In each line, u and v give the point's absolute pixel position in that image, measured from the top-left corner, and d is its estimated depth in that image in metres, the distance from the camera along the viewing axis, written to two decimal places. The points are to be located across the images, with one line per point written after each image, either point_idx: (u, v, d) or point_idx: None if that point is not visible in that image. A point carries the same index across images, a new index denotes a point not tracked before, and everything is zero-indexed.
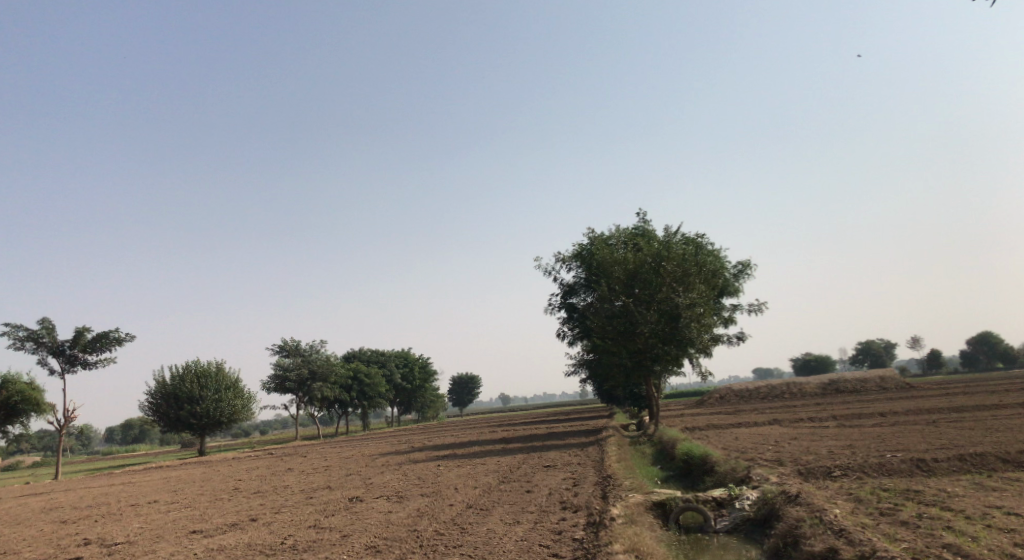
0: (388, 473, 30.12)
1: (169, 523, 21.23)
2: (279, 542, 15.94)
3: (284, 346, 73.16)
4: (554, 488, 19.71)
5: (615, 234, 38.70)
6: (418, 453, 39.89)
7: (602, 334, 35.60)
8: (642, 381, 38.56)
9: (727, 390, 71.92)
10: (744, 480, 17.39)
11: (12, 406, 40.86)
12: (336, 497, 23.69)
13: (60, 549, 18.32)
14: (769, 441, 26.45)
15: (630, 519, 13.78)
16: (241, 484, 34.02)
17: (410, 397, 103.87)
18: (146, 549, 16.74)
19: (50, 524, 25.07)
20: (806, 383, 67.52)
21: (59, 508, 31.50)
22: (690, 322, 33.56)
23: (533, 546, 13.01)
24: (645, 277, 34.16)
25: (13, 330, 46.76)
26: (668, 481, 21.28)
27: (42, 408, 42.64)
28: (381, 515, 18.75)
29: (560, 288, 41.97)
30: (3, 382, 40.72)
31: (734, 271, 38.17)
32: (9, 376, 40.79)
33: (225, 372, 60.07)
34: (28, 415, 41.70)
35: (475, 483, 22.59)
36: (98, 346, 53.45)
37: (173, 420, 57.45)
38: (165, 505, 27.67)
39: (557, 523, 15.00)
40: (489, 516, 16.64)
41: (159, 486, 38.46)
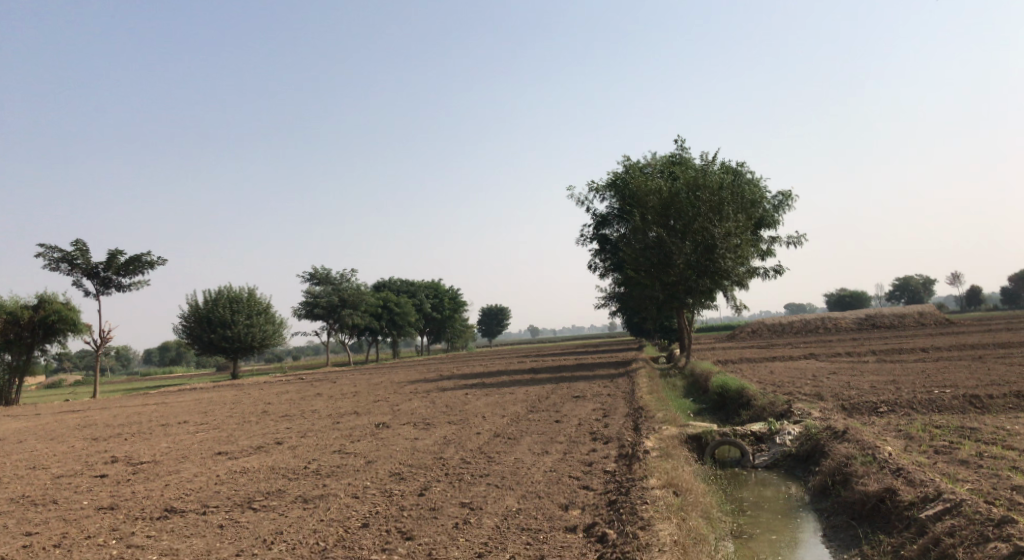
0: (416, 400, 29.89)
1: (195, 444, 21.13)
2: (302, 466, 15.56)
3: (315, 274, 73.40)
4: (584, 419, 19.15)
5: (650, 163, 37.40)
6: (446, 381, 39.74)
7: (635, 266, 34.65)
8: (675, 313, 37.78)
9: (759, 324, 70.99)
10: (785, 414, 16.64)
11: (49, 326, 41.28)
12: (363, 423, 23.47)
13: (88, 466, 18.26)
14: (808, 375, 25.65)
15: (665, 452, 13.12)
16: (270, 407, 34.20)
17: (440, 327, 104.30)
18: (170, 470, 16.52)
19: (81, 441, 25.28)
20: (841, 318, 66.29)
21: (93, 426, 31.94)
22: (726, 253, 32.37)
23: (562, 477, 12.43)
24: (681, 207, 32.92)
25: (47, 251, 47.03)
26: (702, 414, 20.61)
27: (78, 328, 43.09)
28: (407, 441, 18.37)
29: (592, 219, 40.92)
30: (39, 302, 41.03)
31: (774, 202, 36.78)
32: (45, 296, 41.10)
33: (256, 298, 60.34)
34: (66, 335, 42.16)
35: (503, 412, 22.16)
36: (132, 269, 53.78)
37: (207, 343, 58.08)
38: (194, 426, 27.76)
39: (587, 454, 14.43)
40: (516, 446, 16.11)
41: (192, 407, 38.87)
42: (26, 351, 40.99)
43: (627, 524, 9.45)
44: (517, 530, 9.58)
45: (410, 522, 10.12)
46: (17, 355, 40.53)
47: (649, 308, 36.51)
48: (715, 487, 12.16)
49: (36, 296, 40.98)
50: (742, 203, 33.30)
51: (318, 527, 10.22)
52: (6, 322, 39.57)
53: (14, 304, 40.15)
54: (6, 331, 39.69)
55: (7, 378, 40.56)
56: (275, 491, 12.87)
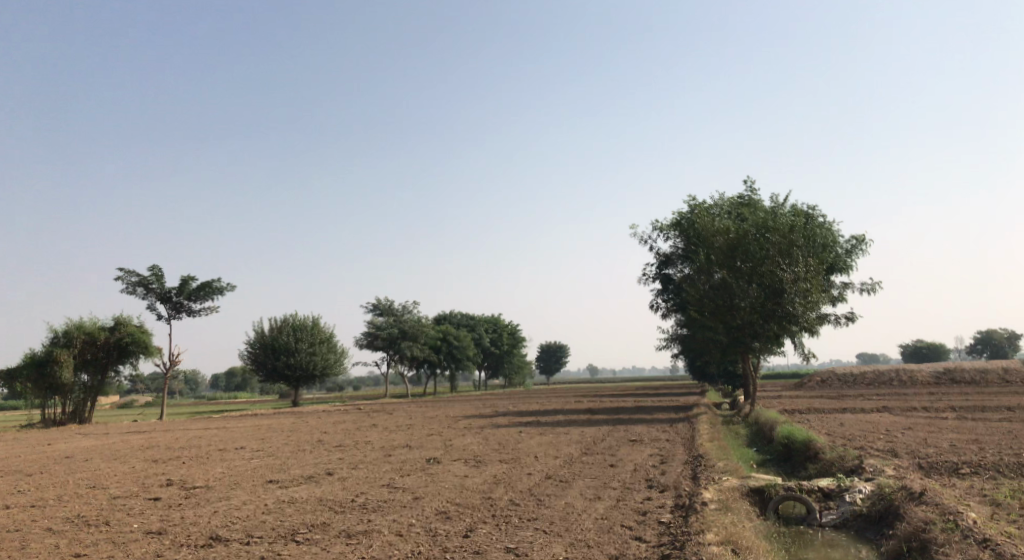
0: (470, 436, 29.55)
1: (249, 471, 21.16)
2: (349, 499, 15.32)
3: (378, 305, 74.21)
4: (640, 465, 18.50)
5: (717, 203, 36.67)
6: (502, 418, 39.30)
7: (699, 307, 33.82)
8: (739, 357, 36.67)
9: (829, 373, 68.59)
10: (855, 470, 15.70)
11: (124, 347, 42.47)
12: (415, 457, 23.21)
13: (143, 488, 18.40)
14: (879, 429, 24.42)
15: (725, 506, 12.42)
16: (326, 436, 34.30)
17: (499, 362, 104.07)
18: (221, 496, 16.49)
19: (142, 462, 25.66)
20: (916, 371, 63.55)
21: (155, 447, 32.52)
22: (795, 298, 31.26)
23: (613, 526, 11.87)
24: (748, 249, 32.08)
25: (125, 275, 48.68)
26: (766, 465, 19.70)
27: (150, 350, 44.22)
28: (457, 478, 18.00)
29: (655, 258, 40.27)
30: (115, 324, 42.30)
31: (847, 247, 35.56)
32: (121, 319, 42.36)
33: (321, 327, 61.14)
34: (139, 357, 43.29)
35: (556, 453, 21.61)
36: (203, 295, 55.20)
37: (271, 370, 59.05)
38: (250, 452, 27.98)
39: (641, 502, 13.81)
40: (568, 490, 15.58)
41: (252, 433, 39.33)
42: (101, 372, 42.27)
43: None
44: None
45: None
46: (92, 374, 41.83)
47: (713, 351, 35.51)
48: (777, 545, 11.43)
49: (113, 319, 42.30)
50: (813, 247, 32.25)
51: None
52: (83, 342, 40.91)
53: (91, 325, 41.53)
54: (82, 351, 41.03)
55: (81, 396, 41.86)
56: (320, 524, 12.64)
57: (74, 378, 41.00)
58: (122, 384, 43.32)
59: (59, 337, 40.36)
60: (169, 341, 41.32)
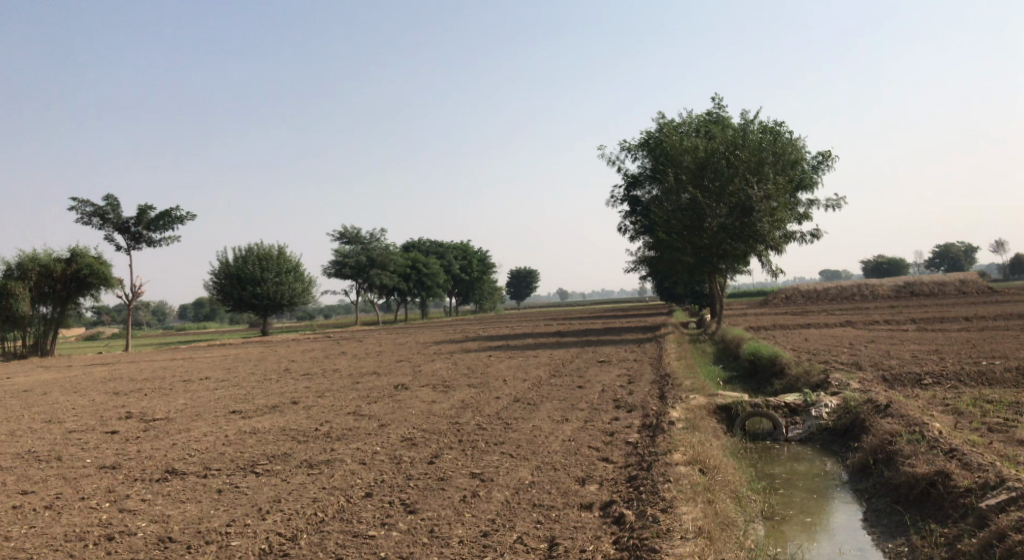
0: (438, 361, 29.36)
1: (212, 402, 20.77)
2: (313, 428, 15.03)
3: (345, 233, 73.18)
4: (607, 386, 18.42)
5: (686, 121, 36.10)
6: (471, 343, 39.20)
7: (668, 228, 33.58)
8: (707, 277, 36.73)
9: (793, 290, 69.51)
10: (821, 385, 15.73)
11: (81, 279, 41.32)
12: (382, 383, 22.97)
13: (102, 421, 17.94)
14: (844, 343, 24.62)
15: (693, 424, 12.30)
16: (294, 365, 34.00)
17: (468, 289, 104.10)
18: (182, 428, 16.10)
19: (103, 395, 25.17)
20: (877, 285, 64.61)
21: (119, 379, 32.01)
22: (763, 216, 31.08)
23: (581, 448, 11.73)
24: (717, 166, 31.68)
25: (79, 205, 47.10)
26: (732, 383, 19.78)
27: (110, 282, 43.17)
28: (424, 404, 17.81)
29: (623, 179, 39.81)
30: (71, 255, 41.02)
31: (814, 163, 35.36)
32: (77, 250, 41.06)
33: (286, 256, 60.17)
34: (99, 289, 42.23)
35: (524, 376, 21.47)
36: (162, 224, 53.79)
37: (238, 300, 58.26)
38: (216, 382, 27.56)
39: (609, 423, 13.70)
40: (536, 412, 15.41)
41: (218, 363, 38.83)
42: (59, 304, 41.25)
43: (648, 505, 8.69)
44: (527, 507, 8.91)
45: (415, 494, 9.50)
46: (50, 306, 40.83)
47: (681, 272, 35.48)
48: (745, 462, 11.36)
49: (69, 250, 40.98)
50: (782, 164, 31.94)
51: (318, 497, 9.65)
52: (38, 275, 39.70)
53: (47, 257, 40.24)
54: (39, 284, 39.86)
55: (40, 329, 40.98)
56: (280, 454, 12.33)
57: (31, 310, 40.00)
58: (82, 316, 42.39)
59: (13, 269, 39.11)
60: (130, 272, 40.26)
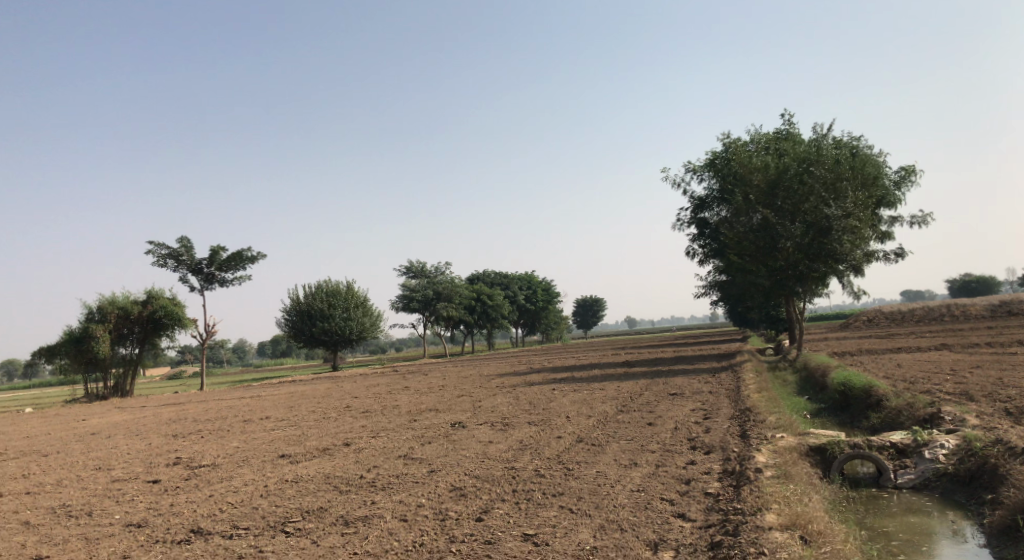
0: (501, 396, 27.94)
1: (264, 445, 19.79)
2: (358, 476, 13.78)
3: (411, 267, 72.97)
4: (680, 422, 16.73)
5: (754, 139, 34.28)
6: (537, 375, 37.74)
7: (739, 250, 31.73)
8: (783, 300, 34.49)
9: (876, 311, 65.85)
10: (930, 420, 13.74)
11: (157, 320, 41.58)
12: (439, 422, 21.71)
13: (148, 469, 17.07)
14: (944, 369, 22.28)
15: (784, 472, 10.56)
16: (354, 402, 33.09)
17: (535, 319, 102.76)
18: (224, 476, 15.10)
19: (161, 438, 24.54)
20: (968, 305, 60.55)
21: (181, 420, 31.58)
22: (842, 234, 28.82)
23: (652, 500, 10.20)
24: (790, 184, 29.75)
25: (155, 248, 47.78)
26: (821, 416, 17.84)
27: (184, 322, 43.34)
28: (481, 445, 16.44)
29: (690, 201, 38.04)
30: (147, 297, 41.33)
31: (895, 179, 32.97)
32: (152, 291, 41.35)
33: (354, 291, 60.03)
34: (173, 329, 42.41)
35: (590, 412, 19.90)
36: (234, 264, 54.25)
37: (308, 336, 58.30)
38: (273, 422, 26.75)
39: (684, 468, 12.08)
40: (601, 455, 13.84)
41: (282, 401, 38.33)
42: (136, 346, 41.51)
43: None
44: None
45: None
46: (128, 348, 41.07)
47: (755, 296, 33.36)
48: (851, 520, 9.64)
49: (145, 292, 41.30)
50: (862, 180, 29.70)
51: None
52: (117, 317, 40.03)
53: (124, 299, 40.54)
54: (117, 326, 40.21)
55: (119, 370, 41.20)
56: (317, 509, 11.10)
57: (111, 352, 40.29)
58: (157, 356, 42.62)
59: (92, 312, 39.55)
60: (202, 312, 40.34)
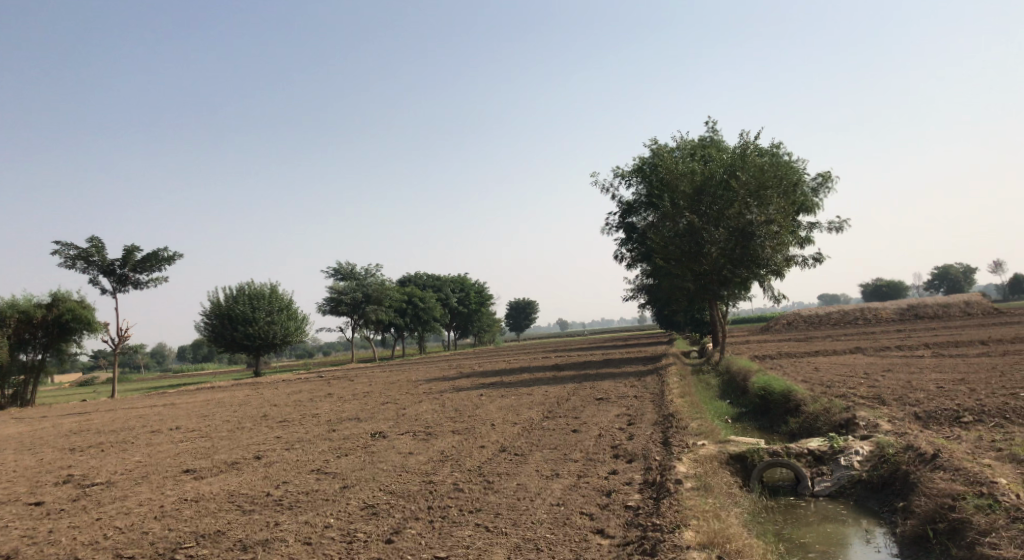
0: (425, 403, 27.29)
1: (169, 459, 18.69)
2: (264, 493, 13.00)
3: (339, 270, 71.43)
4: (604, 429, 16.45)
5: (680, 145, 34.53)
6: (464, 380, 37.18)
7: (665, 255, 31.89)
8: (707, 304, 34.84)
9: (796, 314, 67.53)
10: (846, 425, 13.77)
11: (64, 324, 39.40)
12: (358, 431, 20.95)
13: (36, 488, 15.86)
14: (859, 372, 22.69)
15: (704, 483, 10.30)
16: (272, 410, 31.90)
17: (466, 322, 102.12)
18: (118, 495, 14.09)
19: (59, 452, 23.05)
20: (881, 308, 62.61)
21: (85, 431, 29.87)
22: (764, 240, 29.33)
23: (571, 515, 9.81)
24: (714, 191, 29.99)
25: (62, 247, 45.36)
26: (742, 421, 17.86)
27: (94, 327, 41.23)
28: (399, 457, 15.82)
29: (618, 206, 38.16)
30: (53, 300, 39.12)
31: (813, 185, 33.68)
32: (59, 294, 39.16)
33: (278, 294, 58.32)
34: (81, 334, 40.27)
35: (514, 419, 19.47)
36: (149, 265, 52.00)
37: (229, 341, 56.31)
38: (184, 433, 25.47)
39: (605, 479, 11.74)
40: (522, 466, 13.42)
41: (197, 409, 36.78)
42: (40, 352, 39.23)
43: None
44: None
45: None
46: (31, 354, 38.80)
47: (680, 300, 33.63)
48: (769, 532, 9.46)
49: (51, 294, 39.10)
50: (784, 186, 30.19)
51: None
52: (19, 321, 37.78)
53: (27, 302, 38.28)
54: (19, 331, 37.94)
55: (21, 378, 38.86)
56: (214, 533, 10.33)
57: (12, 358, 37.99)
58: (63, 362, 40.40)
59: None
60: (114, 315, 38.41)
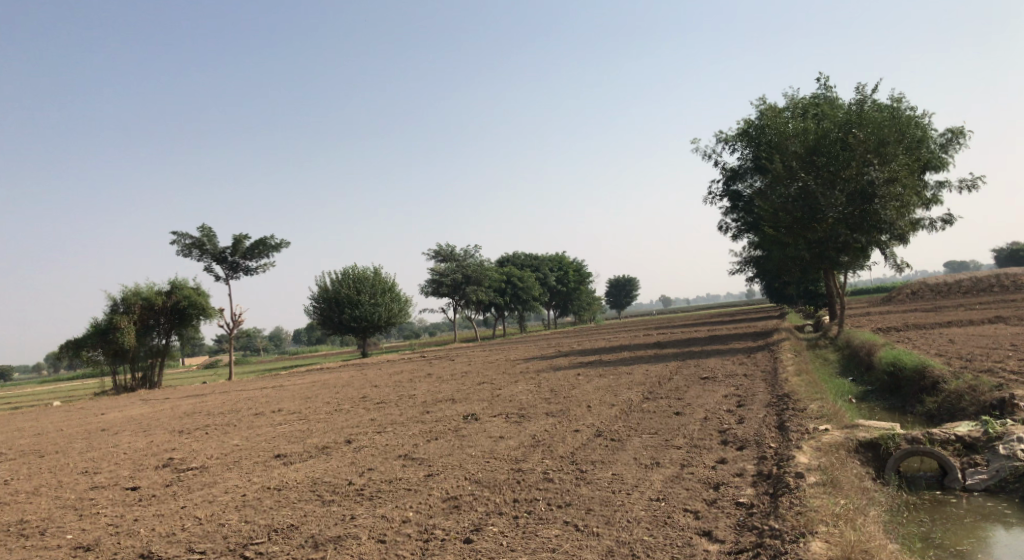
0: (522, 383, 26.42)
1: (265, 443, 18.49)
2: (347, 482, 12.35)
3: (440, 251, 71.58)
4: (712, 411, 15.03)
5: (790, 104, 32.12)
6: (565, 358, 36.11)
7: (775, 222, 29.76)
8: (821, 274, 32.42)
9: (920, 283, 63.04)
10: (1000, 406, 11.93)
11: (182, 311, 40.67)
12: (452, 413, 20.23)
13: (135, 472, 15.88)
14: (1004, 345, 20.26)
15: (832, 478, 8.88)
16: (372, 392, 31.75)
17: (567, 300, 101.16)
18: (208, 482, 13.82)
19: (167, 434, 23.41)
20: (1018, 274, 57.46)
21: (196, 413, 30.57)
22: (886, 201, 26.80)
23: (672, 512, 8.62)
24: (829, 150, 27.62)
25: (177, 238, 46.86)
26: (869, 401, 16.08)
27: (209, 313, 42.41)
28: (491, 441, 14.94)
29: (722, 173, 36.06)
30: (170, 287, 40.42)
31: (941, 141, 30.64)
32: (176, 282, 40.42)
33: (381, 276, 58.81)
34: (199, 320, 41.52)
35: (613, 401, 18.26)
36: (257, 252, 53.41)
37: (337, 324, 57.28)
38: (285, 415, 25.51)
39: (713, 469, 10.44)
40: (619, 453, 12.26)
41: (302, 391, 37.26)
42: (163, 336, 40.72)
43: None
44: None
45: None
46: (155, 339, 40.31)
47: (792, 271, 31.39)
48: (920, 549, 7.96)
49: (168, 282, 40.40)
50: (908, 142, 27.49)
51: None
52: (141, 309, 39.22)
53: (148, 290, 39.65)
54: (142, 317, 39.41)
55: (148, 362, 40.47)
56: (287, 527, 9.65)
57: (138, 344, 39.52)
58: (185, 347, 41.83)
59: (117, 304, 38.73)
60: (228, 300, 39.35)
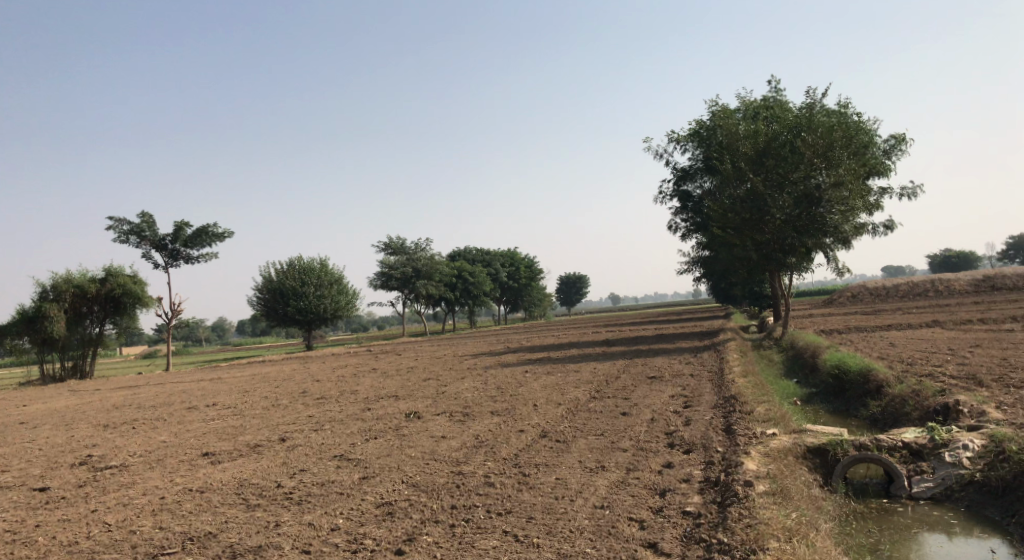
0: (468, 380, 25.87)
1: (194, 440, 17.57)
2: (276, 484, 11.66)
3: (390, 244, 70.52)
4: (659, 413, 14.69)
5: (741, 107, 32.18)
6: (512, 355, 35.67)
7: (723, 223, 29.75)
8: (768, 276, 32.59)
9: (861, 286, 64.29)
10: (944, 412, 11.83)
11: (117, 299, 38.98)
12: (393, 411, 19.58)
13: (48, 471, 14.86)
14: (943, 348, 20.44)
15: (782, 487, 8.56)
16: (314, 387, 30.84)
17: (517, 296, 100.83)
18: (126, 482, 12.96)
19: (92, 429, 22.22)
20: (954, 279, 58.98)
21: (126, 406, 29.27)
22: (833, 205, 27.01)
23: (616, 521, 8.21)
24: (779, 152, 27.70)
25: (115, 223, 45.03)
26: (814, 403, 15.98)
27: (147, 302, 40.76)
28: (431, 441, 14.36)
29: (673, 173, 35.97)
30: (105, 274, 38.68)
31: (886, 147, 31.04)
32: (111, 269, 38.70)
33: (328, 268, 57.57)
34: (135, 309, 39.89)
35: (559, 400, 17.84)
36: (200, 240, 51.73)
37: (281, 315, 55.92)
38: (219, 410, 24.49)
39: (660, 474, 10.06)
40: (563, 456, 11.82)
41: (241, 384, 36.07)
42: (96, 325, 39.06)
43: None
44: None
45: None
46: (87, 328, 38.59)
47: (738, 272, 31.53)
48: None
49: (103, 268, 38.70)
50: (855, 148, 27.73)
51: None
52: (72, 296, 37.47)
53: (81, 277, 37.90)
54: (74, 305, 37.67)
55: (79, 351, 38.73)
56: (204, 535, 8.97)
57: (68, 333, 37.76)
58: (121, 336, 40.14)
59: (47, 291, 36.94)
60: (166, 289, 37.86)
